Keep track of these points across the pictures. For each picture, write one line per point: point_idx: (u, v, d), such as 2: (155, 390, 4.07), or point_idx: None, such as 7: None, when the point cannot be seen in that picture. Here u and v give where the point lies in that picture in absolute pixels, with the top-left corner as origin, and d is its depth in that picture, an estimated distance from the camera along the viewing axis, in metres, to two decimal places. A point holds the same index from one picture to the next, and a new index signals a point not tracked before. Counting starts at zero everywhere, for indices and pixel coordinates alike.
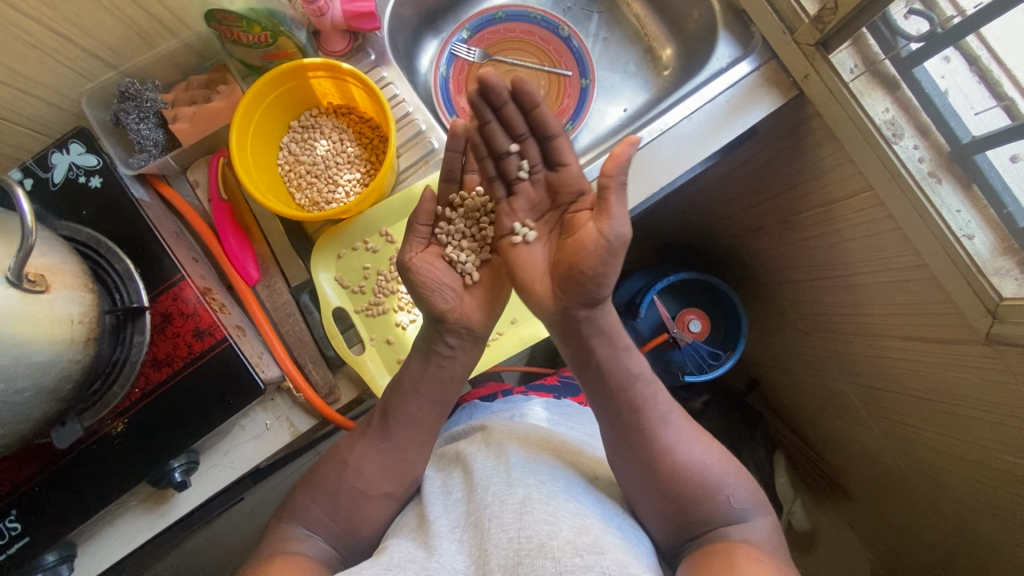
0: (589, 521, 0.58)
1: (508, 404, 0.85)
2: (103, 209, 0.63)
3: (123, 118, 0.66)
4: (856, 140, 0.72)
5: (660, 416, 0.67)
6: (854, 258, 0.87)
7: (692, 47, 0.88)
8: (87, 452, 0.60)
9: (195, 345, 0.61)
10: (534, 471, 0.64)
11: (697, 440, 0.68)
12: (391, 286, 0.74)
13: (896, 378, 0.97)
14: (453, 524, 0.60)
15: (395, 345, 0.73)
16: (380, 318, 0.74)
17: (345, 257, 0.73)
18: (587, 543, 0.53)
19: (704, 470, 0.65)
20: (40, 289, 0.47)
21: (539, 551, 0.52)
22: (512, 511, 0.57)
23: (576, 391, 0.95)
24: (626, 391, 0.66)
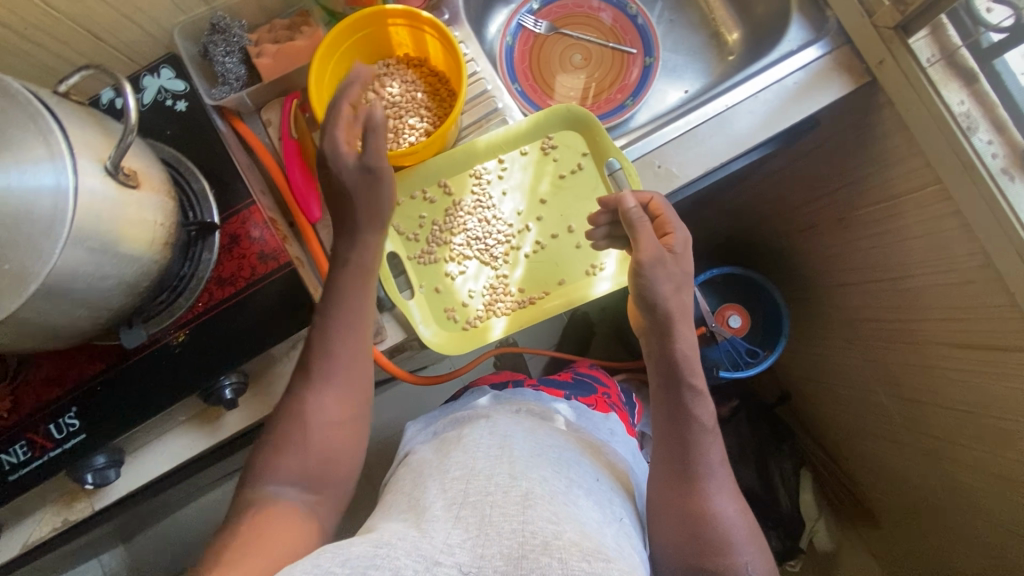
0: (588, 528, 0.56)
1: (521, 396, 0.84)
2: (185, 132, 0.66)
3: (211, 49, 0.69)
4: (928, 128, 0.71)
5: (708, 460, 0.65)
6: (914, 258, 0.85)
7: (761, 32, 0.88)
8: (150, 357, 0.63)
9: (259, 268, 0.64)
10: (534, 471, 0.63)
11: (732, 500, 0.64)
12: (444, 237, 0.76)
13: (945, 392, 0.94)
14: (449, 502, 0.59)
15: (444, 294, 0.76)
16: (431, 267, 0.77)
17: (402, 205, 0.76)
18: (593, 549, 0.52)
19: (730, 527, 0.62)
20: (132, 185, 0.50)
21: (544, 549, 0.50)
22: (516, 503, 0.57)
23: (587, 390, 0.94)
24: (682, 421, 0.65)
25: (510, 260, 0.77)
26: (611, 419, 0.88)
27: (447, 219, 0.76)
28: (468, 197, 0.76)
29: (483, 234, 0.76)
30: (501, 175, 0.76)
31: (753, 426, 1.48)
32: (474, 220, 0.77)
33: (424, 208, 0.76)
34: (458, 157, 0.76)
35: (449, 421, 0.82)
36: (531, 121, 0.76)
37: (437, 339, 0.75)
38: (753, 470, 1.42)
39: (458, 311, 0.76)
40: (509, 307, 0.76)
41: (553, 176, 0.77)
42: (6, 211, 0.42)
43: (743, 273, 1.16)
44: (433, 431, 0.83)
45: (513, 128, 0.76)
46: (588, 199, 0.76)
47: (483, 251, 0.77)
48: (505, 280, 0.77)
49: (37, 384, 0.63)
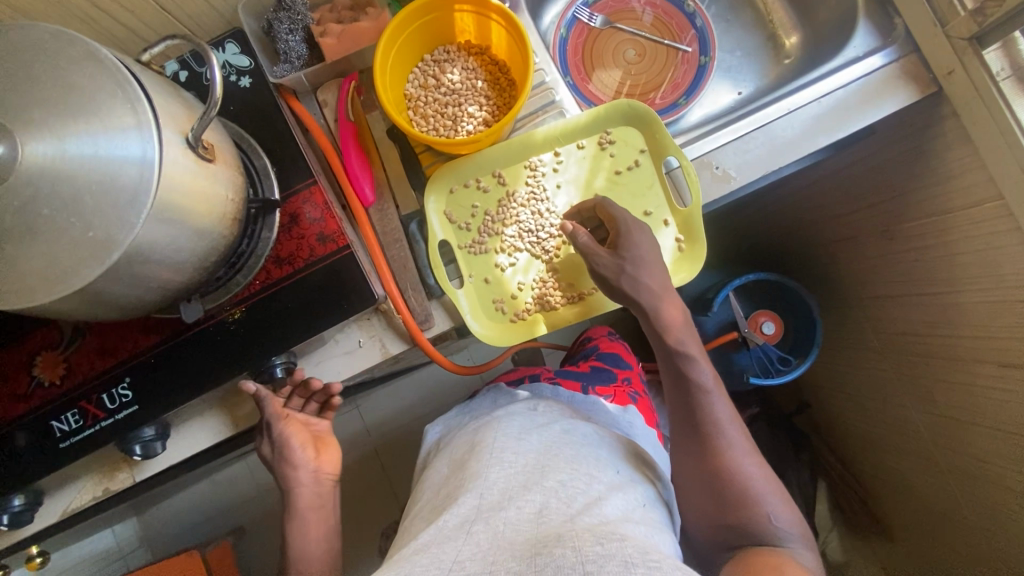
0: (609, 517, 0.56)
1: (539, 391, 0.86)
2: (247, 109, 0.65)
3: (274, 26, 0.68)
4: (995, 144, 0.70)
5: (716, 419, 0.69)
6: (962, 274, 0.84)
7: (823, 37, 0.87)
8: (204, 333, 0.63)
9: (317, 249, 0.63)
10: (552, 473, 0.63)
11: (749, 452, 0.68)
12: (496, 228, 0.79)
13: (984, 412, 0.92)
14: (463, 518, 0.59)
15: (493, 284, 0.80)
16: (481, 257, 0.80)
17: (456, 193, 0.79)
18: (606, 532, 0.52)
19: (750, 480, 0.65)
20: (209, 159, 0.50)
21: (558, 541, 0.50)
22: (529, 519, 0.56)
23: (603, 378, 0.94)
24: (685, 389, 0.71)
25: (560, 254, 0.80)
26: (629, 409, 0.88)
27: (499, 209, 0.79)
28: (522, 189, 0.79)
29: (535, 227, 0.79)
30: (557, 169, 0.79)
31: (772, 434, 1.47)
32: (527, 211, 0.79)
33: (479, 198, 0.79)
34: (515, 149, 0.78)
35: (468, 425, 0.84)
36: (588, 117, 0.78)
37: (486, 328, 0.79)
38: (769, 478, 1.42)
39: (505, 302, 0.80)
40: (555, 300, 0.80)
41: (608, 172, 0.79)
42: (93, 179, 0.42)
43: (777, 280, 1.15)
44: (454, 432, 0.84)
45: (572, 121, 0.78)
46: (640, 196, 0.79)
47: (534, 243, 0.80)
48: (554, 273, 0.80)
49: (91, 353, 0.63)
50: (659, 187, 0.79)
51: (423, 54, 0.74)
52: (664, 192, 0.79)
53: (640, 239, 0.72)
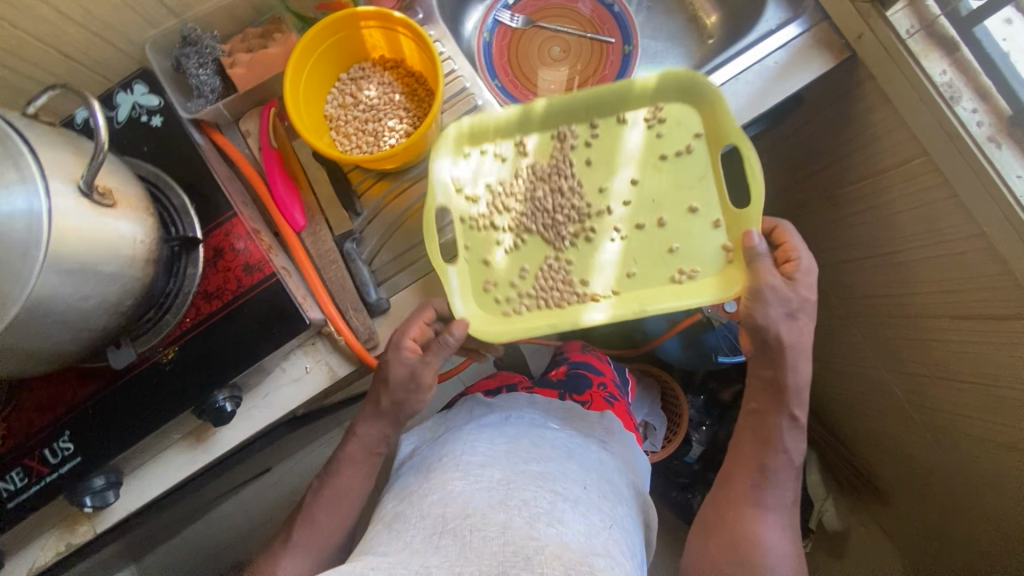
0: (571, 542, 0.59)
1: (512, 400, 0.84)
2: (160, 145, 0.65)
3: (184, 61, 0.68)
4: (912, 102, 0.71)
5: (765, 479, 0.68)
6: (906, 231, 0.85)
7: (740, 13, 0.87)
8: (139, 376, 0.62)
9: (244, 280, 0.63)
10: (518, 490, 0.64)
11: (775, 517, 0.67)
12: (499, 205, 0.76)
13: (954, 367, 0.92)
14: (429, 531, 0.59)
15: (488, 269, 0.75)
16: (481, 236, 0.76)
17: (470, 159, 0.76)
18: (576, 561, 0.55)
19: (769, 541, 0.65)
20: (108, 204, 0.50)
21: (525, 563, 0.54)
22: (495, 534, 0.58)
23: (577, 385, 0.93)
24: (760, 445, 0.69)
25: (573, 247, 0.75)
26: (606, 414, 0.87)
27: (513, 178, 0.76)
28: (547, 162, 0.75)
29: (550, 206, 0.75)
30: (593, 146, 0.75)
31: None
32: (552, 188, 0.75)
33: (499, 163, 0.76)
34: (540, 117, 0.75)
35: (437, 432, 0.80)
36: (642, 96, 0.73)
37: (467, 311, 0.73)
38: None
39: (501, 290, 0.75)
40: (554, 294, 0.73)
41: (650, 152, 0.74)
42: None
43: None
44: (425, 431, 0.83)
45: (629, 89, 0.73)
46: (686, 186, 0.72)
47: (547, 232, 0.75)
48: (555, 263, 0.74)
49: (29, 410, 0.63)
50: (715, 185, 0.72)
51: (339, 73, 0.74)
52: (718, 188, 0.71)
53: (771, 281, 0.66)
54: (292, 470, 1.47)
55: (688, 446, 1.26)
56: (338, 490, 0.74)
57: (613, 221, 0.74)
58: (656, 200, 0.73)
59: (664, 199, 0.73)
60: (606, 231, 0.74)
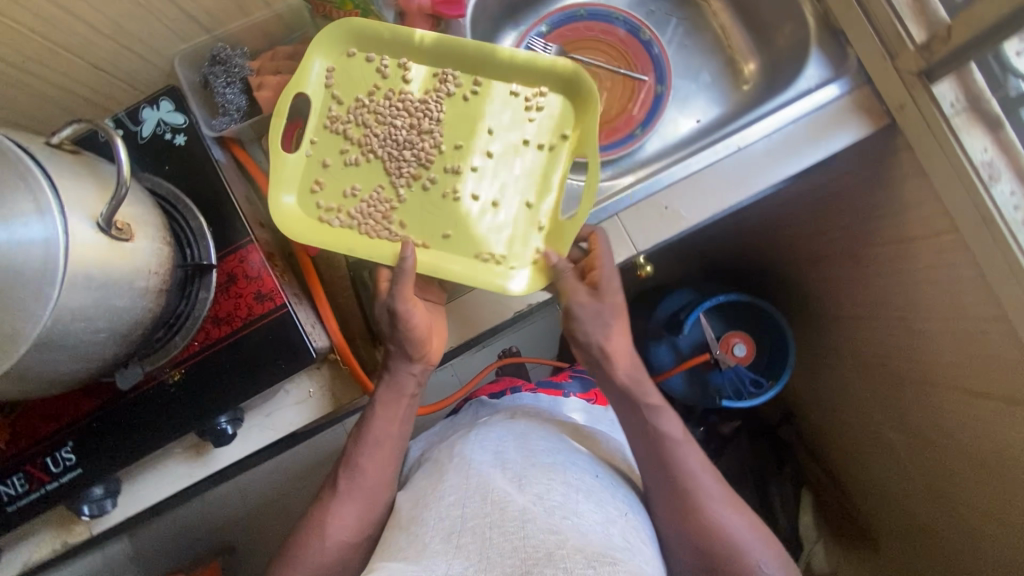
0: (590, 534, 0.56)
1: (517, 399, 0.87)
2: (183, 164, 0.65)
3: (211, 81, 0.68)
4: (948, 179, 0.68)
5: (693, 474, 0.66)
6: (927, 302, 0.82)
7: (780, 63, 0.84)
8: (145, 395, 0.63)
9: (255, 308, 0.63)
10: (530, 484, 0.63)
11: (726, 502, 0.66)
12: (414, 130, 0.70)
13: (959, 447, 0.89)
14: (447, 530, 0.58)
15: (324, 171, 0.70)
16: (332, 139, 0.70)
17: (349, 59, 0.70)
18: (599, 554, 0.52)
19: (733, 532, 0.63)
20: (125, 238, 0.49)
21: (548, 559, 0.51)
22: (512, 522, 0.56)
23: (585, 387, 0.95)
24: (659, 455, 0.67)
25: (406, 194, 0.70)
26: (608, 410, 0.91)
27: (381, 104, 0.70)
28: (429, 101, 0.70)
29: (404, 141, 0.70)
30: (457, 100, 0.71)
31: (754, 450, 1.44)
32: (410, 123, 0.70)
33: (376, 83, 0.71)
34: (432, 50, 0.70)
35: (443, 442, 0.82)
36: (534, 75, 0.70)
37: (288, 206, 0.68)
38: (753, 495, 1.40)
39: (327, 197, 0.69)
40: (365, 227, 0.68)
41: (499, 114, 0.71)
42: None
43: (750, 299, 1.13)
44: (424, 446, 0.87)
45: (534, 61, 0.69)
46: (528, 178, 0.70)
47: (391, 164, 0.70)
48: (381, 198, 0.69)
49: (36, 417, 0.63)
50: (548, 185, 0.70)
51: None
52: (555, 188, 0.70)
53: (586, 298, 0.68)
54: (288, 466, 1.49)
55: None
56: (376, 435, 0.68)
57: (457, 180, 0.70)
58: (453, 161, 0.70)
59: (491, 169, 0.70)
60: (446, 187, 0.70)
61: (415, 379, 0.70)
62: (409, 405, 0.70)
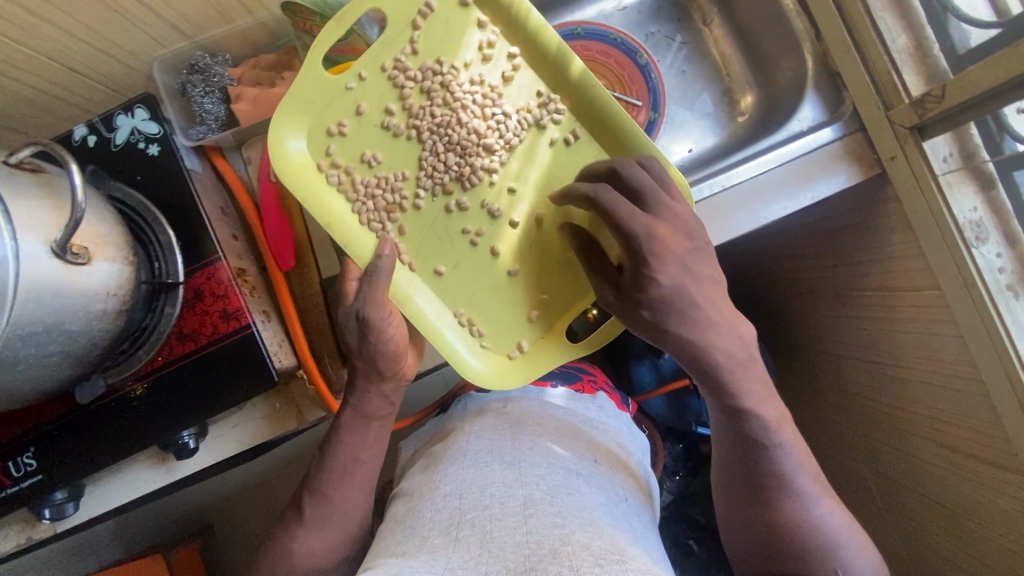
0: (599, 525, 0.53)
1: (506, 391, 0.78)
2: (156, 174, 0.64)
3: (188, 90, 0.68)
4: (932, 236, 0.67)
5: (784, 472, 0.57)
6: (905, 353, 0.81)
7: (777, 97, 0.83)
8: (106, 406, 0.63)
9: (220, 326, 0.63)
10: (529, 469, 0.61)
11: (821, 496, 0.57)
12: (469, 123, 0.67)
13: (921, 507, 0.88)
14: (446, 523, 0.55)
15: (352, 125, 0.67)
16: (382, 95, 0.67)
17: (452, 25, 0.67)
18: (606, 551, 0.49)
19: (824, 532, 0.56)
20: (81, 261, 0.48)
21: (552, 556, 0.48)
22: (515, 514, 0.54)
23: (574, 378, 0.84)
24: (745, 447, 0.57)
25: (423, 198, 0.68)
26: (597, 396, 0.81)
27: (462, 90, 0.67)
28: (505, 116, 0.68)
29: (449, 130, 0.67)
30: (527, 133, 0.68)
31: None
32: (472, 129, 0.67)
33: (478, 70, 0.68)
34: (569, 86, 0.67)
35: (436, 432, 0.77)
36: (619, 149, 0.67)
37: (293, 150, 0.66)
38: None
39: (341, 146, 0.67)
40: (362, 208, 0.67)
41: (561, 159, 0.68)
42: None
43: None
44: (420, 438, 0.79)
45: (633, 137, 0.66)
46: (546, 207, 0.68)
47: (426, 156, 0.67)
48: (392, 180, 0.67)
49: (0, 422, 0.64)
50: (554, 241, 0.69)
51: None
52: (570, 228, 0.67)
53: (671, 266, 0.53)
54: None
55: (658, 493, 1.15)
56: (344, 461, 0.63)
57: (484, 222, 0.68)
58: (491, 203, 0.68)
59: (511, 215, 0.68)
60: (468, 219, 0.68)
61: (385, 400, 0.64)
62: (381, 427, 0.65)
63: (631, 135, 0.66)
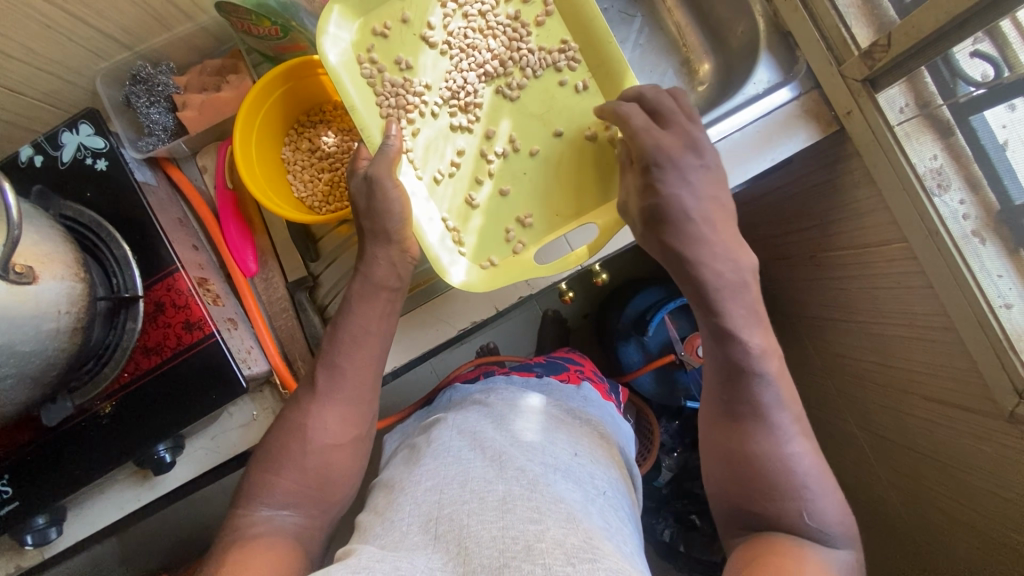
0: (577, 518, 0.51)
1: (487, 383, 0.76)
2: (107, 189, 0.63)
3: (133, 100, 0.67)
4: (895, 188, 0.66)
5: (761, 402, 0.57)
6: (881, 309, 0.80)
7: (733, 63, 0.82)
8: (76, 427, 0.62)
9: (184, 337, 0.62)
10: (511, 461, 0.58)
11: (796, 436, 0.57)
12: (499, 49, 0.69)
13: (912, 464, 0.87)
14: (426, 516, 0.54)
15: (390, 37, 0.68)
16: (422, 16, 0.69)
17: None
18: (580, 547, 0.47)
19: (793, 471, 0.55)
20: (26, 280, 0.47)
21: (527, 554, 0.47)
22: (493, 508, 0.52)
23: (558, 368, 0.82)
24: (731, 371, 0.58)
25: (435, 110, 0.69)
26: (583, 385, 0.78)
27: (496, 21, 0.69)
28: (528, 51, 0.68)
29: (476, 54, 0.69)
30: (542, 72, 0.68)
31: None
32: (496, 57, 0.69)
33: (516, 8, 0.70)
34: (590, 31, 0.67)
35: (416, 428, 0.75)
36: None
37: (332, 39, 0.66)
38: None
39: (380, 45, 0.68)
40: (385, 104, 0.68)
41: (569, 100, 0.68)
42: None
43: None
44: (404, 432, 0.77)
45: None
46: (547, 132, 0.68)
47: (453, 72, 0.69)
48: (416, 86, 0.68)
49: None
50: (545, 179, 0.69)
51: (302, 116, 0.74)
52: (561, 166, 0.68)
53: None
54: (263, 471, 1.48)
55: (655, 470, 1.14)
56: (354, 332, 0.60)
57: (495, 142, 0.69)
58: (508, 126, 0.69)
59: (505, 135, 0.69)
60: (477, 131, 0.69)
61: (393, 270, 0.62)
62: (390, 302, 0.62)
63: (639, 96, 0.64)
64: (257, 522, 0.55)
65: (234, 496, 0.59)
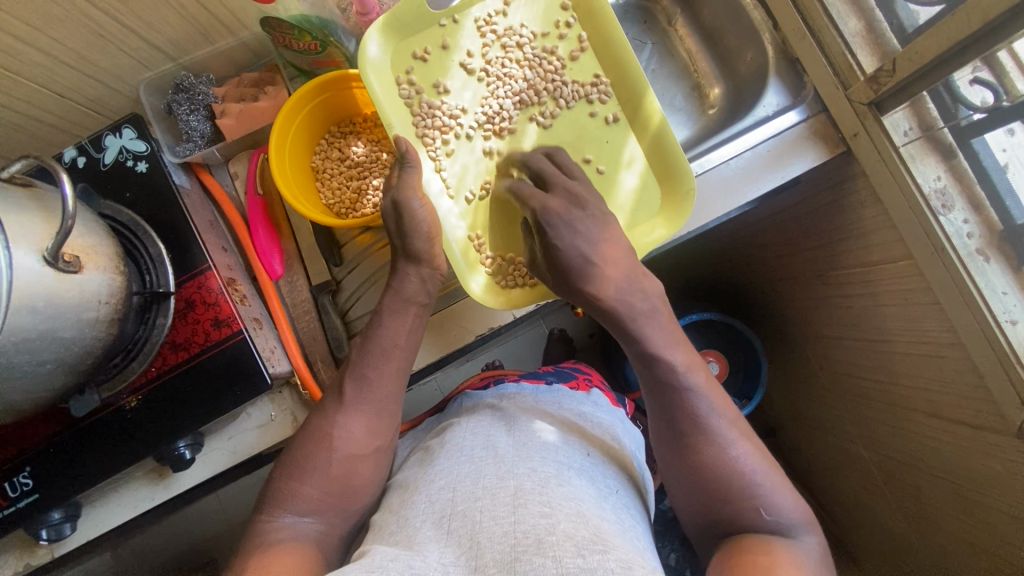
0: (588, 514, 0.52)
1: (500, 389, 0.77)
2: (146, 190, 0.66)
3: (175, 108, 0.71)
4: (901, 207, 0.69)
5: (695, 411, 0.57)
6: (887, 326, 0.81)
7: (742, 88, 0.86)
8: (101, 420, 0.64)
9: (212, 334, 0.64)
10: (524, 461, 0.58)
11: (737, 437, 0.57)
12: (536, 82, 0.72)
13: (922, 486, 0.87)
14: (438, 515, 0.54)
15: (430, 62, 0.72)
16: (460, 46, 0.73)
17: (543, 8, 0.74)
18: (590, 539, 0.48)
19: (740, 472, 0.55)
20: (73, 269, 0.49)
21: (537, 547, 0.47)
22: (505, 504, 0.53)
23: (569, 376, 0.83)
24: (663, 388, 0.59)
25: (471, 133, 0.72)
26: (592, 391, 0.80)
27: (533, 53, 0.73)
28: (562, 83, 0.72)
29: (512, 83, 0.72)
30: (575, 103, 0.73)
31: None
32: (531, 86, 0.72)
33: (553, 43, 0.74)
34: (620, 66, 0.71)
35: (429, 435, 0.76)
36: (650, 146, 0.71)
37: (373, 56, 0.69)
38: None
39: (418, 68, 0.72)
40: (421, 122, 0.71)
41: (599, 131, 0.72)
42: None
43: (723, 319, 1.08)
44: (416, 439, 0.77)
45: (656, 118, 0.70)
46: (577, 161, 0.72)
47: (489, 97, 0.72)
48: (452, 109, 0.72)
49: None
50: None
51: (331, 126, 0.78)
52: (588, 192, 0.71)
53: (569, 232, 0.62)
54: None
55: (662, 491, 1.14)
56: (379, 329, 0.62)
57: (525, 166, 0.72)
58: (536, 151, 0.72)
59: None
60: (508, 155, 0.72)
61: (423, 287, 0.65)
62: (411, 296, 0.64)
63: (667, 137, 0.69)
64: (280, 529, 0.55)
65: (257, 503, 0.59)
